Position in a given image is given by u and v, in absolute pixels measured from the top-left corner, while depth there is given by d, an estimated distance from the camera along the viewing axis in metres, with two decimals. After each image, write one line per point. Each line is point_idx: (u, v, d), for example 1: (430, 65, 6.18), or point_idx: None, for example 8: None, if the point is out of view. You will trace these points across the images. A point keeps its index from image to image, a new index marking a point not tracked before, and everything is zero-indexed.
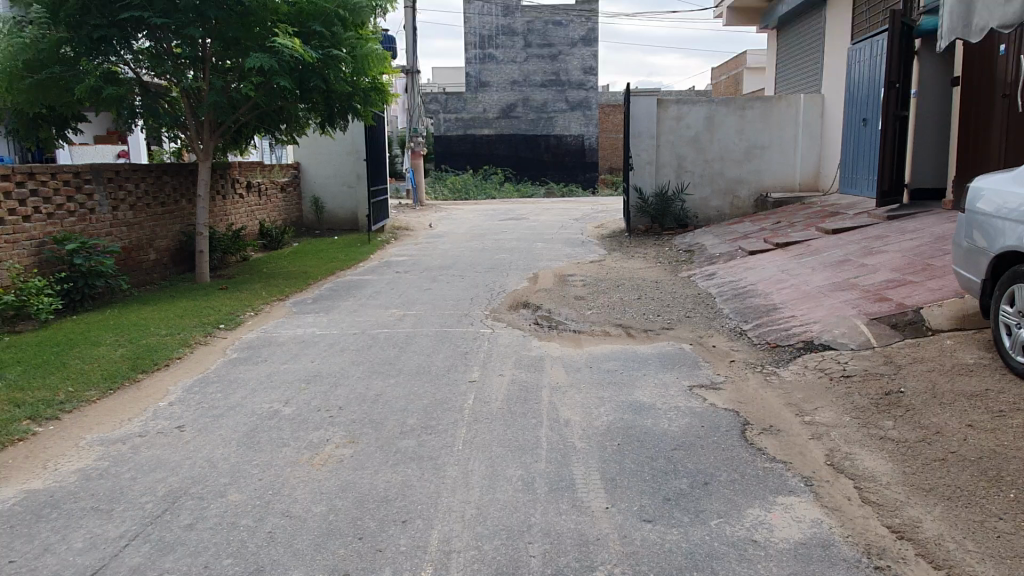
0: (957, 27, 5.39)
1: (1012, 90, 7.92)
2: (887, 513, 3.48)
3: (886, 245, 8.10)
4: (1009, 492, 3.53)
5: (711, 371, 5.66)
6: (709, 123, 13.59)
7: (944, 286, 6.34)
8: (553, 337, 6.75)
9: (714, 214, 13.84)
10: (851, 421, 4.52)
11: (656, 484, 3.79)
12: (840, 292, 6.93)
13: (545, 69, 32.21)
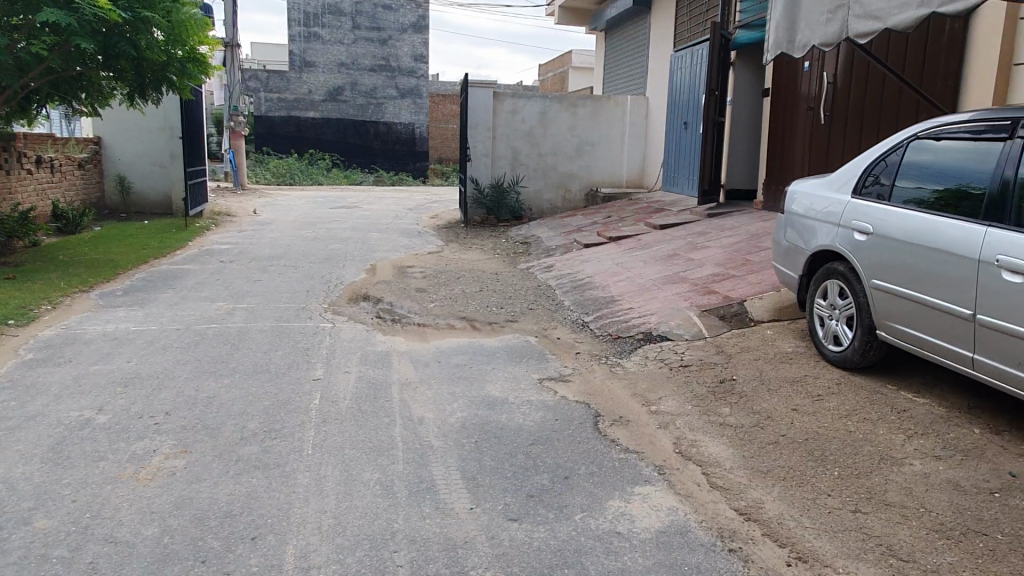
0: (781, 42, 5.86)
1: (815, 103, 8.82)
2: (733, 496, 3.69)
3: (708, 241, 8.70)
4: (833, 470, 3.88)
5: (559, 363, 5.75)
6: (543, 118, 13.89)
7: (761, 280, 6.91)
8: (398, 331, 6.53)
9: (547, 207, 14.19)
10: (692, 408, 4.77)
11: (518, 482, 3.74)
12: (672, 285, 7.33)
13: (374, 53, 31.46)
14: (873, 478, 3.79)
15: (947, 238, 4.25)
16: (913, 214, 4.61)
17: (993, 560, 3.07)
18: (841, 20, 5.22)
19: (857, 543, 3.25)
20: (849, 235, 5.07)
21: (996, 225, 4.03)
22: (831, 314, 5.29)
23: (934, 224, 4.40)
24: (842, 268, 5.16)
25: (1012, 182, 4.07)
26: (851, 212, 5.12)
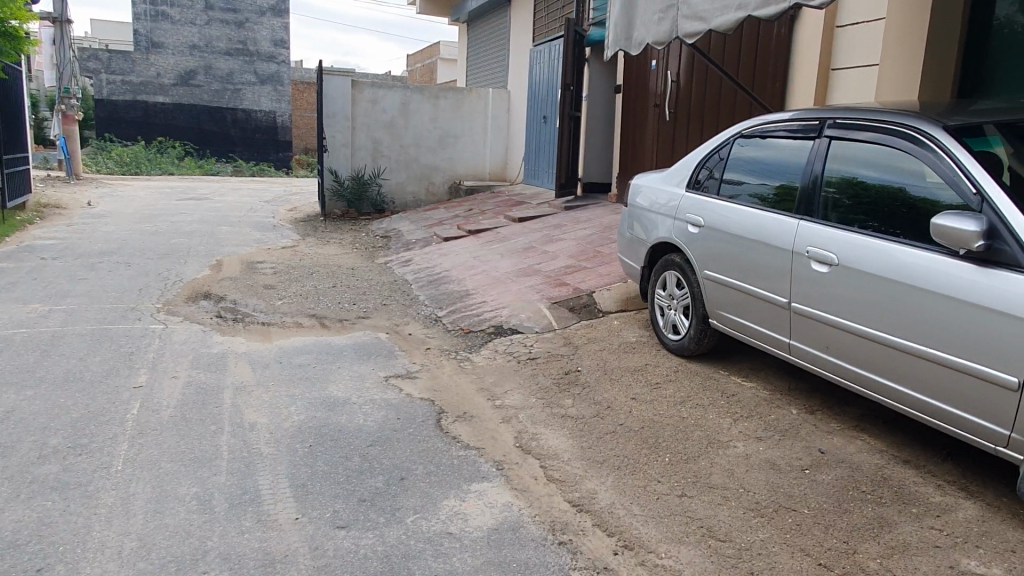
0: (620, 39, 6.01)
1: (662, 100, 9.17)
2: (568, 488, 3.72)
3: (564, 234, 8.84)
4: (665, 456, 4.01)
5: (408, 360, 5.62)
6: (403, 109, 13.64)
7: (609, 272, 7.09)
8: (238, 331, 6.16)
9: (410, 200, 13.95)
10: (536, 401, 4.80)
11: (350, 486, 3.60)
12: (526, 277, 7.38)
13: (229, 36, 29.85)
14: (700, 462, 3.94)
15: (766, 231, 4.50)
16: (738, 208, 4.84)
17: (799, 534, 3.26)
18: (671, 20, 5.39)
19: (680, 527, 3.35)
20: (684, 227, 5.26)
21: (807, 218, 4.30)
22: (669, 304, 5.49)
23: (756, 218, 4.64)
24: (678, 260, 5.36)
25: (820, 178, 4.34)
26: (685, 206, 5.32)
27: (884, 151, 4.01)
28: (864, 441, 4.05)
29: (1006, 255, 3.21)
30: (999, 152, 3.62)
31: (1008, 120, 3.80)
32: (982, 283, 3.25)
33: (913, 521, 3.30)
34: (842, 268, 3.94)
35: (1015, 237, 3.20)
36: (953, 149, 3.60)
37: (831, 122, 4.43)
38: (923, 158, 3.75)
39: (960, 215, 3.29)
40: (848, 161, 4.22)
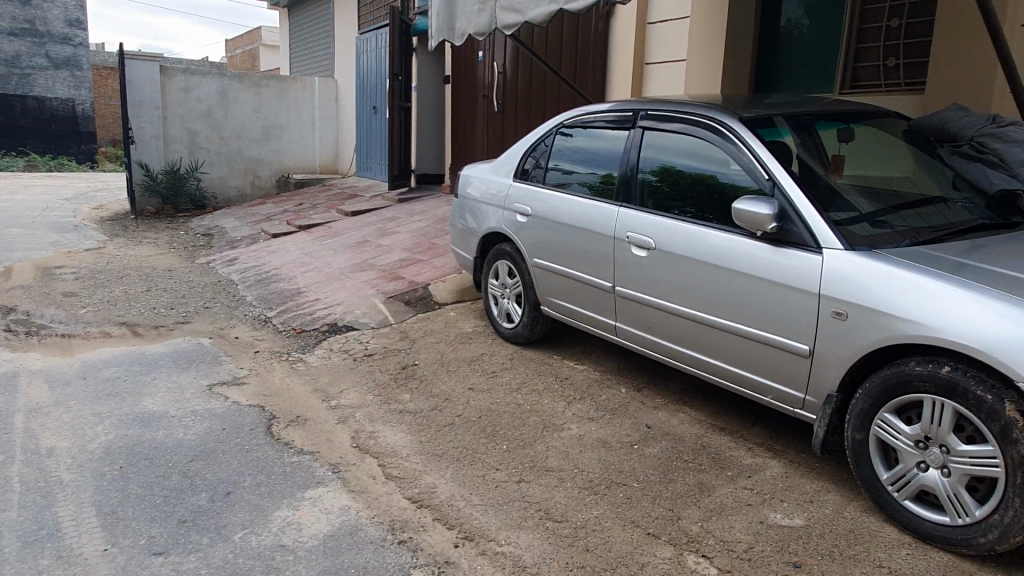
0: (442, 29, 5.98)
1: (490, 91, 9.26)
2: (407, 484, 3.66)
3: (398, 226, 8.71)
4: (503, 443, 4.06)
5: (233, 365, 5.29)
6: (221, 98, 12.79)
7: (444, 263, 7.08)
8: (32, 347, 5.49)
9: (234, 194, 13.17)
10: (373, 398, 4.68)
11: (169, 507, 3.32)
12: (359, 272, 7.18)
13: (12, 14, 26.54)
14: (536, 447, 4.02)
15: (589, 219, 4.67)
16: (563, 197, 4.98)
17: (630, 507, 3.42)
18: (491, 11, 5.43)
19: (518, 512, 3.41)
20: (514, 217, 5.34)
21: (626, 205, 4.50)
22: (503, 293, 5.57)
23: (580, 206, 4.79)
24: (509, 249, 5.44)
25: (636, 167, 4.55)
26: (513, 196, 5.40)
27: (691, 141, 4.26)
28: (685, 413, 4.33)
29: (795, 235, 3.52)
30: (786, 141, 3.92)
31: (793, 113, 4.17)
32: (776, 261, 3.55)
33: (729, 484, 3.57)
34: (658, 252, 4.17)
35: (802, 218, 3.52)
36: (749, 139, 3.90)
37: (644, 113, 4.65)
38: (724, 147, 4.03)
39: (758, 200, 3.56)
40: (659, 151, 4.45)
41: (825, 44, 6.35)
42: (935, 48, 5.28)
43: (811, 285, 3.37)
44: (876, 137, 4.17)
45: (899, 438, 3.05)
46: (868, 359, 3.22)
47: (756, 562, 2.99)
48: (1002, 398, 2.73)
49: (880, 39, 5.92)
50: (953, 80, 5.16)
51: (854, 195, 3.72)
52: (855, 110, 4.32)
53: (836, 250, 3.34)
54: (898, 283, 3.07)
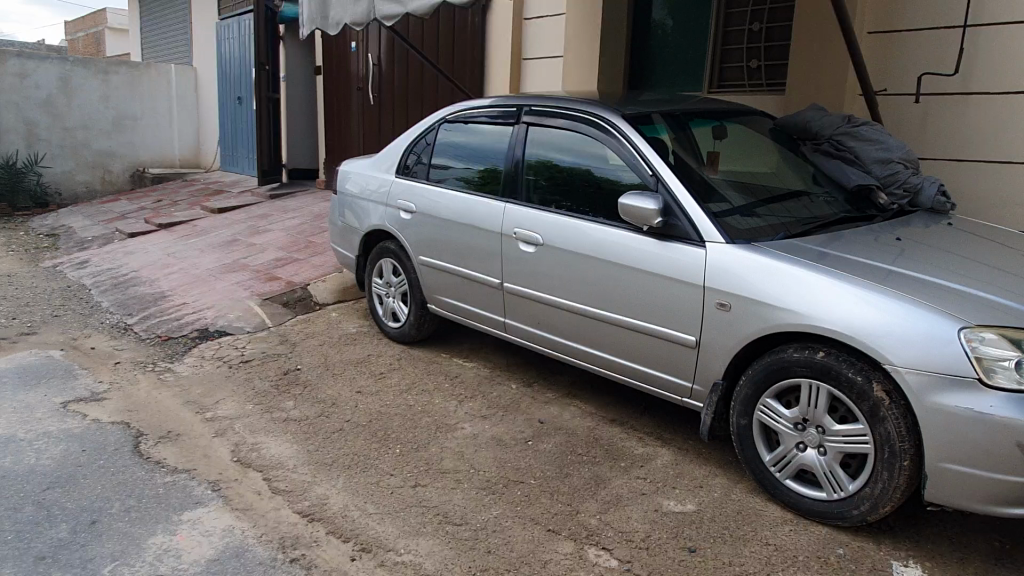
0: (316, 18, 5.72)
1: (365, 84, 9.00)
2: (296, 498, 3.47)
3: (271, 224, 8.30)
4: (396, 447, 3.95)
5: (91, 379, 4.83)
6: (63, 85, 11.67)
7: (323, 263, 6.81)
8: None
9: (82, 191, 12.08)
10: (253, 407, 4.42)
11: (22, 545, 2.97)
12: (230, 273, 6.77)
13: None
14: (430, 449, 3.93)
15: (476, 215, 4.61)
16: (447, 193, 4.88)
17: (529, 505, 3.41)
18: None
19: (417, 518, 3.31)
20: (397, 214, 5.20)
21: (512, 200, 4.47)
22: (387, 292, 5.42)
23: (465, 202, 4.72)
24: (393, 246, 5.29)
25: (520, 163, 4.52)
26: (396, 192, 5.25)
27: (575, 137, 4.28)
28: (576, 407, 4.39)
29: (679, 229, 3.62)
30: (664, 138, 4.03)
31: (670, 110, 4.30)
32: (662, 254, 3.64)
33: (623, 475, 3.64)
34: (547, 247, 4.18)
35: (685, 213, 3.62)
36: (631, 136, 3.97)
37: (527, 109, 4.63)
38: (607, 143, 4.09)
39: (643, 195, 3.64)
40: (544, 147, 4.45)
41: (693, 45, 6.63)
42: (792, 51, 5.62)
43: (696, 278, 3.49)
44: (745, 135, 4.36)
45: (780, 421, 3.22)
46: (750, 347, 3.38)
47: (654, 550, 3.06)
48: (870, 378, 2.93)
49: (743, 41, 6.25)
50: (809, 82, 5.53)
51: (726, 188, 3.86)
52: (725, 109, 4.52)
53: (717, 242, 3.47)
54: (775, 273, 3.23)
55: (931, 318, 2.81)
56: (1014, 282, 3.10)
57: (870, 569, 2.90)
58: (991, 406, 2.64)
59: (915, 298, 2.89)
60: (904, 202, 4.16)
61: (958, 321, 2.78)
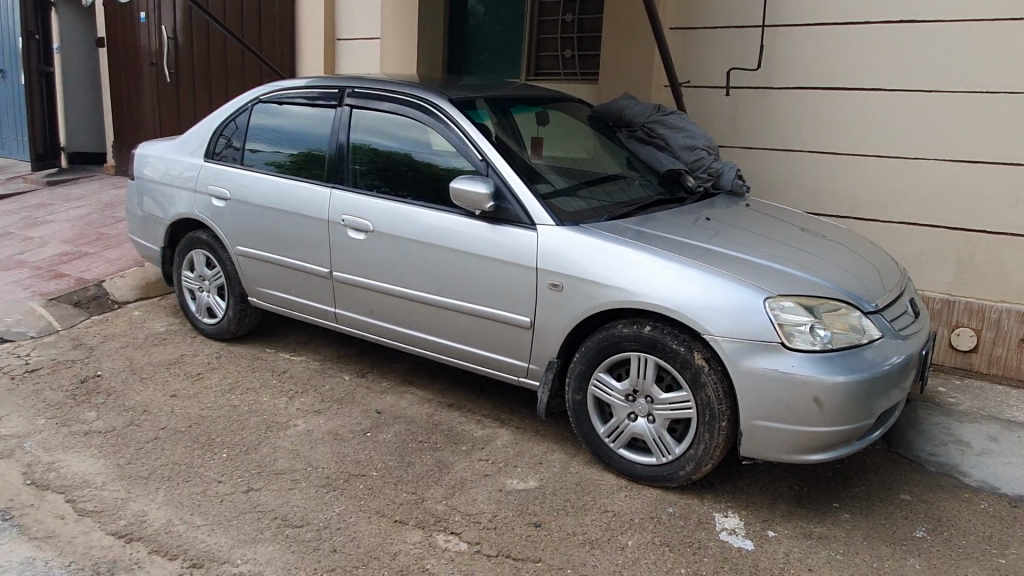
0: None
1: (159, 59, 8.21)
2: (108, 518, 3.12)
3: (51, 214, 7.35)
4: (222, 452, 3.67)
5: None
6: None
7: (120, 256, 6.15)
8: None
9: None
10: (46, 422, 3.90)
11: None
12: (4, 271, 5.91)
13: None
14: (261, 450, 3.70)
15: (299, 200, 4.38)
16: (266, 178, 4.59)
17: (373, 498, 3.33)
18: None
19: (252, 525, 3.11)
20: (209, 201, 4.81)
21: (338, 185, 4.29)
22: (201, 286, 5.01)
23: (286, 188, 4.47)
24: (204, 237, 4.90)
25: (345, 148, 4.33)
26: (206, 177, 4.85)
27: (402, 121, 4.19)
28: (413, 394, 4.34)
29: (510, 212, 3.67)
30: (488, 124, 4.05)
31: (495, 96, 4.35)
32: (495, 238, 3.68)
33: (465, 459, 3.66)
34: (377, 233, 4.07)
35: (515, 196, 3.68)
36: (460, 120, 3.96)
37: (350, 91, 4.44)
38: (435, 127, 4.04)
39: (473, 178, 3.66)
40: (369, 130, 4.30)
41: (508, 33, 6.75)
42: (604, 43, 5.91)
43: (529, 261, 3.56)
44: (564, 122, 4.52)
45: (612, 394, 3.40)
46: (582, 326, 3.52)
47: (501, 529, 3.12)
48: (692, 348, 3.17)
49: (557, 31, 6.47)
50: (619, 72, 5.84)
51: (550, 173, 3.97)
52: (546, 96, 4.66)
53: (548, 225, 3.56)
54: (603, 253, 3.39)
55: (742, 291, 3.09)
56: (803, 256, 3.49)
57: (696, 523, 3.16)
58: (792, 365, 2.96)
59: (727, 273, 3.16)
60: (708, 185, 4.50)
61: (763, 292, 3.08)
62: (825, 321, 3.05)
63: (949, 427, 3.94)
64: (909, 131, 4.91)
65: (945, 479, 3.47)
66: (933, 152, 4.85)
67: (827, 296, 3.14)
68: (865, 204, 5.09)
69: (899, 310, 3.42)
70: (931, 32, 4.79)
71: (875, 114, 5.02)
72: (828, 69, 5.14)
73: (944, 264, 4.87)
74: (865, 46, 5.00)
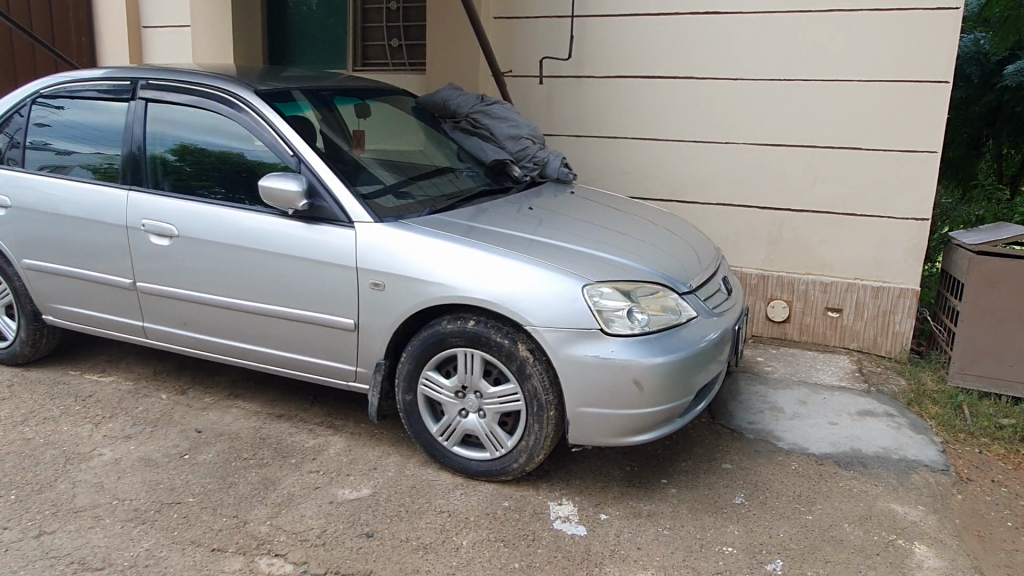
0: None
1: None
2: None
3: None
4: (10, 493, 3.25)
5: None
6: None
7: None
8: None
9: None
10: None
11: None
12: None
13: None
14: (58, 486, 3.31)
15: (92, 206, 3.96)
16: (54, 181, 4.11)
17: (189, 526, 3.05)
18: None
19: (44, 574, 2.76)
20: None
21: (137, 187, 3.92)
22: None
23: (77, 192, 4.02)
24: None
25: (143, 145, 3.97)
26: None
27: (205, 115, 3.86)
28: (239, 408, 4.05)
29: (326, 211, 3.49)
30: (308, 116, 3.85)
31: (309, 86, 4.12)
32: (311, 238, 3.48)
33: (294, 473, 3.45)
34: (183, 238, 3.75)
35: (331, 194, 3.49)
36: (268, 114, 3.70)
37: (144, 83, 4.03)
38: (242, 122, 3.76)
39: (283, 176, 3.44)
40: (170, 126, 3.95)
41: (332, 22, 6.49)
42: (429, 32, 5.81)
43: (348, 260, 3.40)
44: (390, 113, 4.38)
45: (441, 392, 3.32)
46: (407, 324, 3.41)
47: (330, 545, 2.95)
48: (516, 340, 3.14)
49: (383, 20, 6.29)
50: (447, 62, 5.77)
51: (373, 167, 3.82)
52: (368, 87, 4.48)
53: (366, 221, 3.41)
54: (423, 249, 3.28)
55: (562, 278, 3.09)
56: (623, 241, 3.56)
57: (531, 514, 3.14)
58: (612, 351, 3.01)
59: (547, 262, 3.16)
60: (535, 174, 4.55)
61: (581, 279, 3.10)
62: (642, 305, 3.13)
63: (765, 395, 4.19)
64: (721, 117, 5.17)
65: (761, 445, 3.68)
66: (743, 137, 5.13)
67: (643, 280, 3.21)
68: (686, 187, 5.32)
69: (713, 289, 3.57)
70: (735, 22, 5.03)
71: (690, 101, 5.24)
72: (646, 59, 5.30)
73: (758, 242, 5.18)
74: (678, 37, 5.19)
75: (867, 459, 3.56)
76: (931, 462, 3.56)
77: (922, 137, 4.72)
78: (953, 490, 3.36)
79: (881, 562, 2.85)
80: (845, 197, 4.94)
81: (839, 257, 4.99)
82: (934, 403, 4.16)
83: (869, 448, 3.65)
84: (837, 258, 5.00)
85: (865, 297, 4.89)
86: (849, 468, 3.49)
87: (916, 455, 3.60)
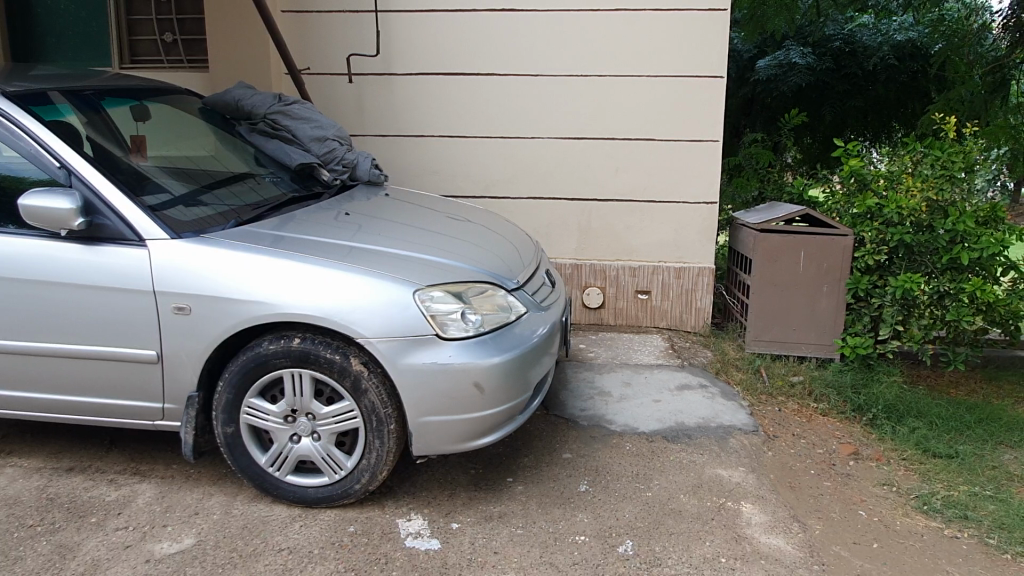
0: None
1: None
2: None
3: None
4: None
5: None
6: None
7: None
8: None
9: None
10: None
11: None
12: None
13: None
14: None
15: None
16: None
17: None
18: None
19: None
20: None
21: None
22: None
23: None
24: None
25: None
26: None
27: None
28: (15, 467, 3.44)
29: (109, 229, 3.04)
30: (71, 121, 3.33)
31: (71, 86, 3.57)
32: (93, 262, 3.01)
33: (96, 534, 2.97)
34: None
35: (112, 210, 3.04)
36: (22, 120, 3.15)
37: None
38: None
39: (50, 192, 2.95)
40: None
41: (87, 14, 5.72)
42: (208, 26, 5.33)
43: (143, 285, 2.99)
44: (173, 116, 3.92)
45: (268, 418, 3.04)
46: (221, 349, 3.07)
47: None
48: (347, 355, 2.95)
49: (151, 12, 5.68)
50: (231, 59, 5.33)
51: (161, 177, 3.40)
52: (142, 86, 3.97)
53: (160, 239, 3.02)
54: (233, 265, 2.97)
55: (390, 286, 2.95)
56: (447, 241, 3.49)
57: (380, 535, 2.98)
58: (450, 355, 2.92)
59: (373, 270, 2.99)
60: (344, 177, 4.32)
61: (410, 284, 2.98)
62: (474, 305, 3.07)
63: (592, 380, 4.35)
64: (523, 112, 5.26)
65: (596, 430, 3.80)
66: (547, 132, 5.26)
67: (472, 280, 3.15)
68: (496, 182, 5.37)
69: (538, 283, 3.61)
70: (531, 20, 5.14)
71: (493, 98, 5.27)
72: (446, 55, 5.25)
73: (568, 232, 5.36)
74: (476, 34, 5.20)
75: (690, 430, 3.80)
76: (744, 425, 3.89)
77: (705, 127, 5.12)
78: (764, 448, 3.70)
79: (717, 525, 3.05)
80: (643, 186, 5.24)
81: (643, 242, 5.30)
82: (738, 370, 4.57)
83: (690, 420, 3.90)
84: (642, 243, 5.30)
85: (669, 278, 5.25)
86: (676, 441, 3.71)
87: (730, 421, 3.91)
